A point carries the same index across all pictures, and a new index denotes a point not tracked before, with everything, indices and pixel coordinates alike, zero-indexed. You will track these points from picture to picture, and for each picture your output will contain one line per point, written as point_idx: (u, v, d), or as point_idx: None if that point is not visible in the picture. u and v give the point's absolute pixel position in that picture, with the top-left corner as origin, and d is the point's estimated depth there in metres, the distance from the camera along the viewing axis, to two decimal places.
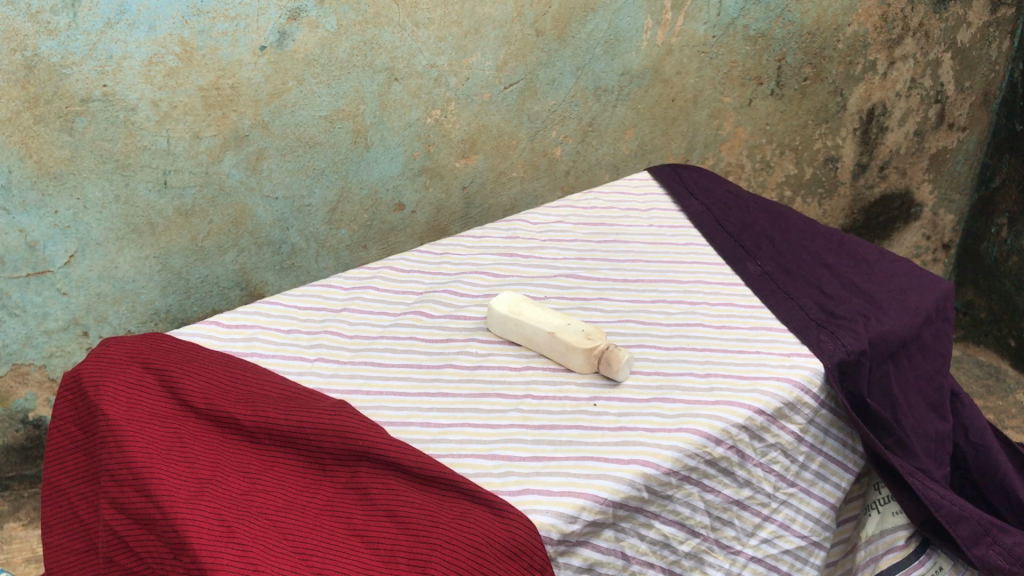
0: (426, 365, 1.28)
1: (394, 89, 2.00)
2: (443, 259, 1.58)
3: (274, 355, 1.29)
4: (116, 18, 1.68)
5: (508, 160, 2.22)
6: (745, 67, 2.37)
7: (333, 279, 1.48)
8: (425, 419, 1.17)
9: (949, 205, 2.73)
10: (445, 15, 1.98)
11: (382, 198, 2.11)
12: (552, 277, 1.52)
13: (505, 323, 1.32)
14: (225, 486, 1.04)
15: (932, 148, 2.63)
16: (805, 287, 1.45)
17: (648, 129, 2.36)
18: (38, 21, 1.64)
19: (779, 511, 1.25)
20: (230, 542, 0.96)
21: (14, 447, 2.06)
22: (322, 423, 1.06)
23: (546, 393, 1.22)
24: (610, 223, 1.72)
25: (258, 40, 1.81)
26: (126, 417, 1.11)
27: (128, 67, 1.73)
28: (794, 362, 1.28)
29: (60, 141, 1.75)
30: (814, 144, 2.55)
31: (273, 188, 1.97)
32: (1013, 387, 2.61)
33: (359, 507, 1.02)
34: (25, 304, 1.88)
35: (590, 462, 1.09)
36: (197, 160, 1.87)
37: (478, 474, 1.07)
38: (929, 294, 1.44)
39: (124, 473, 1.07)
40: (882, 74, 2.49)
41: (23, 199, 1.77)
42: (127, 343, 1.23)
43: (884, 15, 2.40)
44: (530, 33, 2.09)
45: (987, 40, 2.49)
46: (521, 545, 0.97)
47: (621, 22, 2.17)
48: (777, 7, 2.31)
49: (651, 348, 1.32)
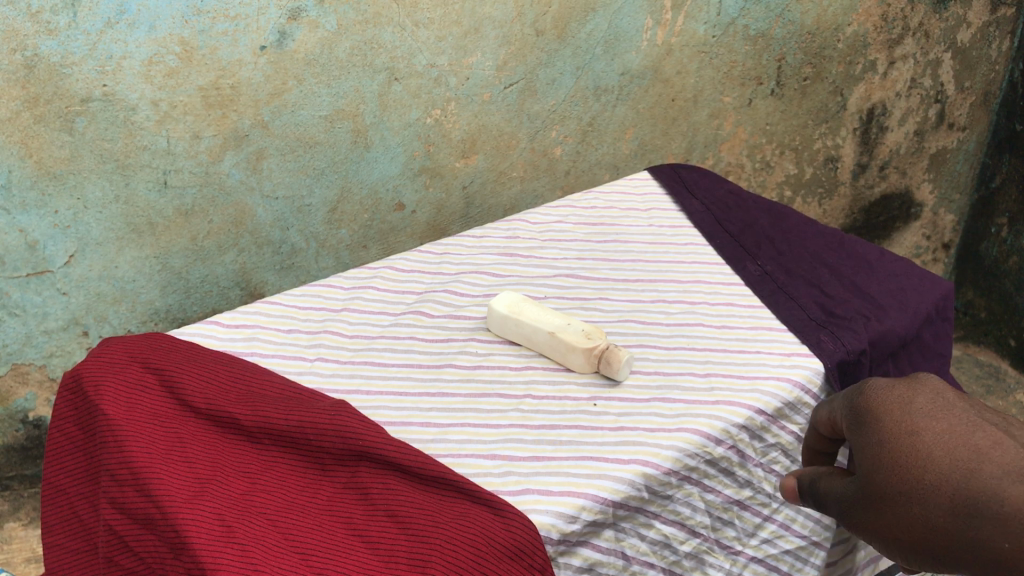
0: (426, 365, 1.28)
1: (394, 88, 2.00)
2: (443, 260, 1.58)
3: (274, 355, 1.29)
4: (116, 18, 1.67)
5: (508, 160, 2.23)
6: (745, 67, 2.37)
7: (333, 279, 1.48)
8: (426, 419, 1.17)
9: (949, 205, 2.74)
10: (445, 15, 1.97)
11: (382, 198, 2.12)
12: (552, 277, 1.52)
13: (504, 323, 1.32)
14: (226, 486, 1.04)
15: (932, 148, 2.63)
16: (804, 287, 1.45)
17: (648, 128, 2.36)
18: (38, 21, 1.63)
19: (779, 511, 1.24)
20: (230, 543, 0.96)
21: (13, 447, 2.06)
22: (321, 423, 1.06)
23: (547, 393, 1.22)
24: (611, 222, 1.72)
25: (258, 40, 1.81)
26: (127, 417, 1.11)
27: (127, 67, 1.72)
28: (793, 362, 1.28)
29: (60, 141, 1.74)
30: (814, 144, 2.56)
31: (273, 188, 1.98)
32: (1014, 386, 2.63)
33: (360, 507, 1.02)
34: (25, 304, 1.88)
35: (590, 462, 1.09)
36: (197, 160, 1.87)
37: (478, 474, 1.07)
38: (929, 294, 1.44)
39: (124, 473, 1.07)
40: (882, 74, 2.49)
41: (23, 199, 1.77)
42: (127, 343, 1.23)
43: (884, 15, 2.40)
44: (530, 33, 2.08)
45: (987, 40, 2.48)
46: (521, 544, 0.97)
47: (621, 22, 2.17)
48: (777, 7, 2.31)
49: (651, 348, 1.32)
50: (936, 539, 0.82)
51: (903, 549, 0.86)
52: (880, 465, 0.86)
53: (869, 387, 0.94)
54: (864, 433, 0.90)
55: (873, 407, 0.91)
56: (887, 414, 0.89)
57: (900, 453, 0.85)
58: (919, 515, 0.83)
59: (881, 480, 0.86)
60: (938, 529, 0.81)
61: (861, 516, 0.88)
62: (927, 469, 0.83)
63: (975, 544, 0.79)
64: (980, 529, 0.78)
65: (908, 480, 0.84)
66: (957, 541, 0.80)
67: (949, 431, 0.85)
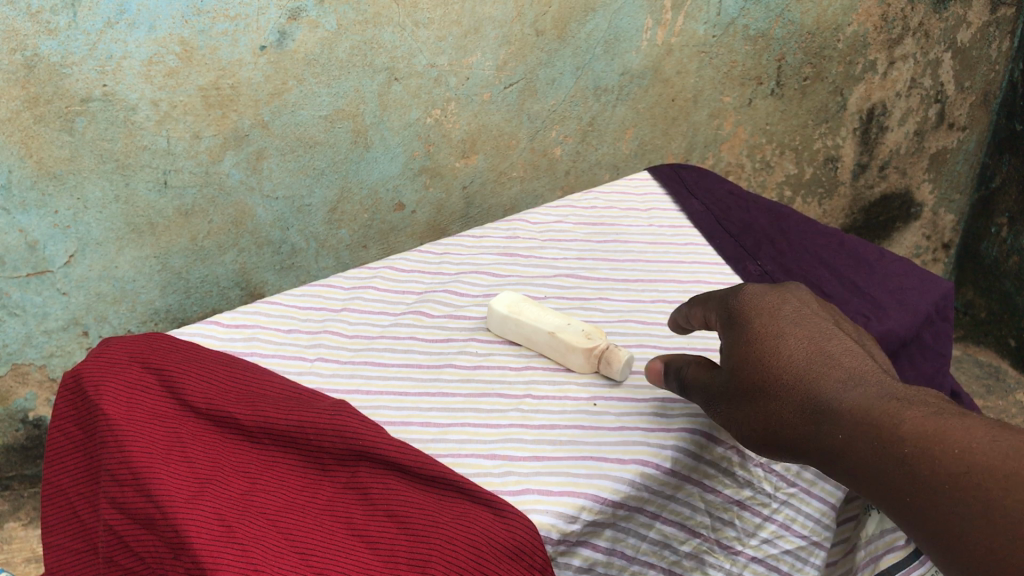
0: (426, 365, 1.28)
1: (394, 88, 2.00)
2: (443, 259, 1.58)
3: (274, 355, 1.29)
4: (116, 18, 1.66)
5: (508, 160, 2.24)
6: (745, 67, 2.36)
7: (333, 279, 1.48)
8: (426, 419, 1.17)
9: (949, 205, 2.75)
10: (445, 15, 1.97)
11: (382, 198, 2.13)
12: (552, 277, 1.52)
13: (504, 323, 1.32)
14: (226, 486, 1.04)
15: (932, 148, 2.64)
16: (804, 287, 1.45)
17: (648, 128, 2.36)
18: (37, 21, 1.61)
19: (779, 511, 1.20)
20: (230, 542, 0.95)
21: (14, 447, 2.06)
22: (322, 423, 1.07)
23: (547, 393, 1.22)
24: (611, 222, 1.72)
25: (258, 40, 1.81)
26: (127, 417, 1.11)
27: (127, 67, 1.72)
28: None
29: (60, 141, 1.73)
30: (814, 144, 2.56)
31: (273, 188, 1.98)
32: (1013, 386, 2.65)
33: (360, 506, 1.02)
34: (25, 304, 1.87)
35: (590, 462, 1.09)
36: (198, 160, 1.87)
37: (478, 475, 1.07)
38: (929, 294, 1.44)
39: (124, 473, 1.07)
40: (882, 74, 2.49)
41: (23, 199, 1.76)
42: (126, 343, 1.23)
43: (884, 15, 2.39)
44: (530, 33, 2.08)
45: (987, 40, 2.48)
46: (521, 545, 0.97)
47: (621, 22, 2.16)
48: (777, 7, 2.30)
49: (651, 348, 1.32)
50: (786, 430, 0.96)
51: (749, 437, 1.01)
52: (746, 359, 1.02)
53: (743, 292, 1.11)
54: (734, 331, 1.06)
55: (745, 310, 1.07)
56: (757, 318, 1.05)
57: (764, 352, 1.01)
58: (772, 407, 0.98)
59: (746, 372, 1.01)
60: (788, 421, 0.96)
61: (721, 401, 1.04)
62: (786, 371, 0.98)
63: (817, 435, 0.93)
64: (824, 422, 0.93)
65: (768, 375, 0.99)
66: (800, 433, 0.95)
67: (805, 340, 1.01)
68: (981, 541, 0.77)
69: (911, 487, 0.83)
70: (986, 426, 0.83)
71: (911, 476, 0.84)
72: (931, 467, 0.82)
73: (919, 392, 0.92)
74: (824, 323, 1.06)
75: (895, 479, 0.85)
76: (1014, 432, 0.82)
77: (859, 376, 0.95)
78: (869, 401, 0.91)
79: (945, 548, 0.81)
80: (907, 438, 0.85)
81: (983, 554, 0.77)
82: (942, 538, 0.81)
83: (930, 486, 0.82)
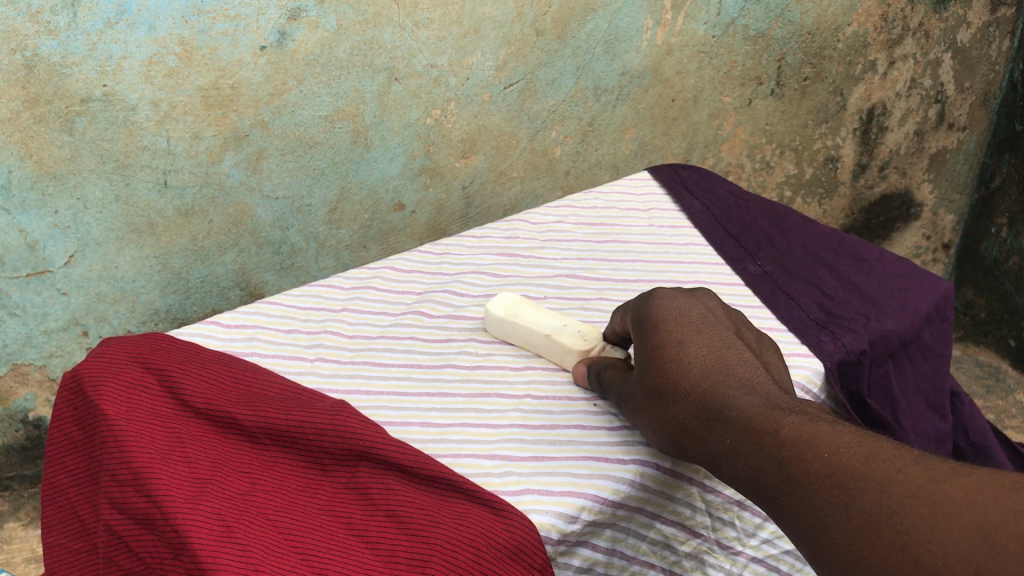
0: (426, 365, 1.28)
1: (394, 88, 2.00)
2: (443, 259, 1.58)
3: (274, 355, 1.29)
4: (116, 18, 1.66)
5: (508, 160, 2.24)
6: (745, 67, 2.36)
7: (333, 279, 1.48)
8: (425, 419, 1.17)
9: (949, 205, 2.76)
10: (445, 15, 1.97)
11: (382, 198, 2.13)
12: (551, 277, 1.53)
13: (502, 325, 1.32)
14: (226, 486, 1.04)
15: (932, 148, 2.64)
16: (803, 287, 1.45)
17: (648, 128, 2.36)
18: (38, 21, 1.61)
19: None
20: (230, 542, 0.95)
21: (14, 447, 2.06)
22: (322, 423, 1.07)
23: (547, 393, 1.22)
24: (610, 222, 1.72)
25: (258, 40, 1.81)
26: (127, 417, 1.11)
27: (128, 67, 1.71)
28: (794, 362, 1.27)
29: (60, 141, 1.73)
30: (814, 144, 2.56)
31: (273, 188, 1.98)
32: (1013, 386, 2.66)
33: (359, 506, 1.02)
34: (25, 304, 1.87)
35: (590, 462, 1.10)
36: (198, 160, 1.87)
37: (478, 474, 1.07)
38: (929, 294, 1.44)
39: (124, 473, 1.06)
40: (882, 74, 2.49)
41: (23, 199, 1.76)
42: (127, 343, 1.23)
43: (884, 15, 2.38)
44: (530, 33, 2.08)
45: (987, 40, 2.48)
46: (522, 545, 0.97)
47: (621, 22, 2.16)
48: (777, 7, 2.29)
49: None
50: (683, 434, 0.99)
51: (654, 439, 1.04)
52: (650, 365, 1.06)
53: (655, 300, 1.16)
54: (643, 339, 1.11)
55: (654, 318, 1.12)
56: (663, 325, 1.10)
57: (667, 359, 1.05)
58: (671, 411, 1.01)
59: (652, 379, 1.05)
60: (684, 425, 0.99)
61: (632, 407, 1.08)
62: (684, 377, 1.02)
63: (707, 438, 0.95)
64: (714, 427, 0.95)
65: (669, 381, 1.02)
66: (694, 435, 0.97)
67: (705, 348, 1.05)
68: (837, 535, 0.77)
69: (784, 488, 0.84)
70: (854, 433, 0.84)
71: (784, 477, 0.84)
72: (800, 466, 0.83)
73: (803, 404, 0.94)
74: (726, 332, 1.10)
75: (770, 479, 0.86)
76: (878, 438, 0.83)
77: (752, 385, 0.98)
78: (753, 406, 0.93)
79: (811, 548, 0.80)
80: (783, 441, 0.86)
81: (839, 551, 0.76)
82: (810, 539, 0.80)
83: (798, 486, 0.82)
